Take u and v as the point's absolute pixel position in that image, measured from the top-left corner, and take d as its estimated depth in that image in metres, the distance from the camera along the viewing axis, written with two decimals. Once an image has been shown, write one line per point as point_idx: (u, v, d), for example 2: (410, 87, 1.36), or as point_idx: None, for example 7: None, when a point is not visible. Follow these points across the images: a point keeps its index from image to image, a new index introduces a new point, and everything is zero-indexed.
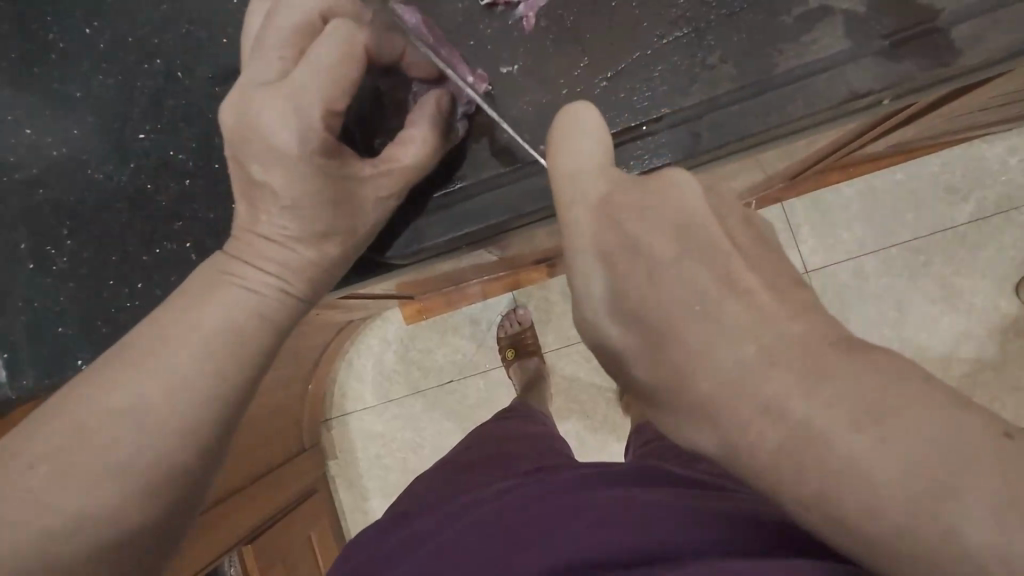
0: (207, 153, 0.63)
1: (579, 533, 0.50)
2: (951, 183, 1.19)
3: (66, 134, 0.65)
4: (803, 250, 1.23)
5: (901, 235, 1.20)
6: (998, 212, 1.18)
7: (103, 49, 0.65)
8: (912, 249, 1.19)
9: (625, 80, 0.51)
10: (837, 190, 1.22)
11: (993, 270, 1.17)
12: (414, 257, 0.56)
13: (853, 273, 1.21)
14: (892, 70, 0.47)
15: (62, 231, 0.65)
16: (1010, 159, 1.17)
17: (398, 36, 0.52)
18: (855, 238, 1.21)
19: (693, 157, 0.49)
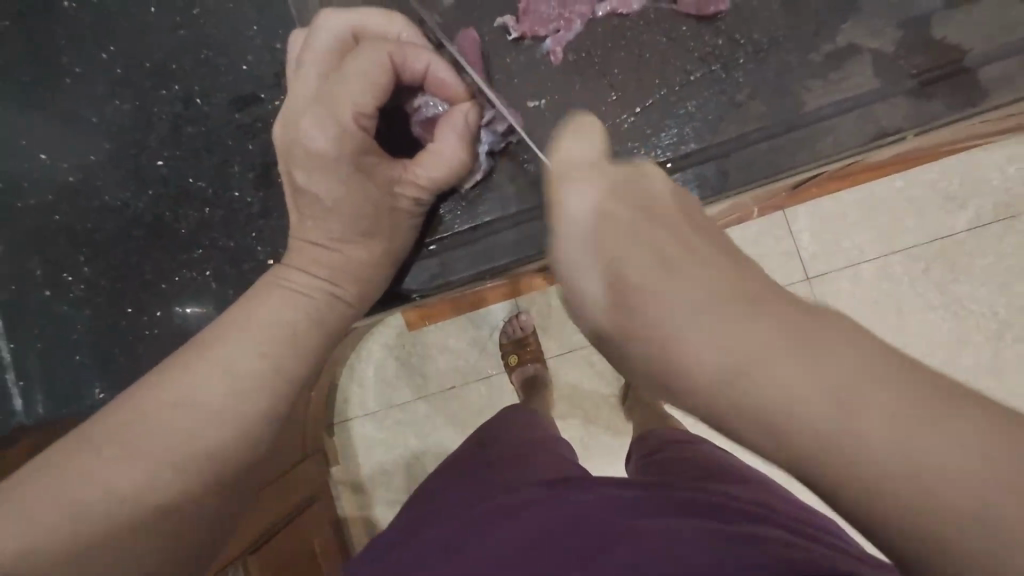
0: (226, 182, 0.62)
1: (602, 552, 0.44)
2: (950, 191, 1.18)
3: (82, 159, 0.64)
4: (804, 257, 1.21)
5: (901, 242, 1.19)
6: (995, 219, 1.17)
7: (119, 74, 0.64)
8: (912, 257, 1.19)
9: (654, 115, 0.51)
10: (838, 196, 1.20)
11: (993, 278, 1.17)
12: (440, 290, 0.55)
13: (850, 280, 1.20)
14: (920, 110, 0.48)
15: (78, 258, 0.64)
16: (1009, 168, 1.17)
17: (422, 53, 0.50)
18: (855, 246, 1.20)
19: (721, 194, 0.49)
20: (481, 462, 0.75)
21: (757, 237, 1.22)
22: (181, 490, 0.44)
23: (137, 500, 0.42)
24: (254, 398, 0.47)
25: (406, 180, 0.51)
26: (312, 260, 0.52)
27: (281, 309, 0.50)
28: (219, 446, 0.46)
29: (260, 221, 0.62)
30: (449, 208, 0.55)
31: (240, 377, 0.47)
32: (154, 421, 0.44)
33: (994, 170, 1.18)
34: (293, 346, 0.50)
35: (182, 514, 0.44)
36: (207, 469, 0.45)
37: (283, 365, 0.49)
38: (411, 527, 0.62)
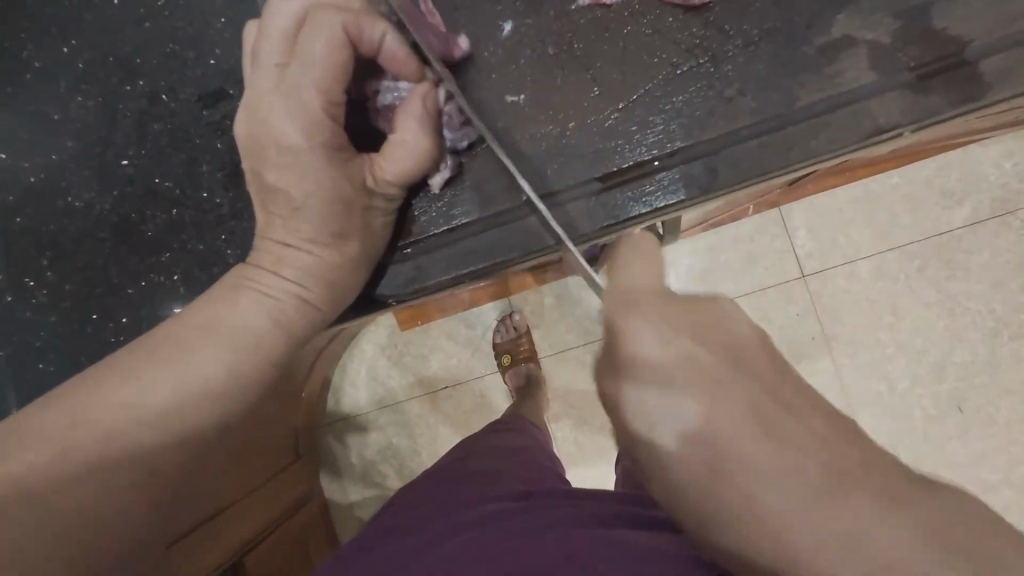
0: (194, 181, 0.60)
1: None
2: (947, 187, 1.16)
3: (44, 158, 0.61)
4: (799, 254, 1.19)
5: (897, 237, 1.17)
6: (993, 216, 1.15)
7: (81, 68, 0.61)
8: (907, 254, 1.17)
9: (639, 111, 0.48)
10: (833, 193, 1.19)
11: (989, 275, 1.15)
12: (416, 296, 0.53)
13: (846, 278, 1.18)
14: (918, 105, 0.45)
15: (42, 262, 0.61)
16: (1006, 163, 1.15)
17: (379, 22, 0.47)
18: (850, 241, 1.18)
19: (708, 195, 0.47)
20: (455, 471, 0.72)
21: (752, 236, 1.20)
22: (118, 496, 0.41)
23: (67, 509, 0.38)
24: (203, 403, 0.45)
25: (372, 175, 0.49)
26: (281, 261, 0.49)
27: (241, 310, 0.48)
28: (164, 453, 0.44)
29: (229, 222, 0.59)
30: (425, 209, 0.52)
31: (194, 380, 0.45)
32: (96, 421, 0.41)
33: (992, 165, 1.16)
34: (258, 347, 0.48)
35: (116, 524, 0.41)
36: (148, 475, 0.43)
37: (240, 369, 0.47)
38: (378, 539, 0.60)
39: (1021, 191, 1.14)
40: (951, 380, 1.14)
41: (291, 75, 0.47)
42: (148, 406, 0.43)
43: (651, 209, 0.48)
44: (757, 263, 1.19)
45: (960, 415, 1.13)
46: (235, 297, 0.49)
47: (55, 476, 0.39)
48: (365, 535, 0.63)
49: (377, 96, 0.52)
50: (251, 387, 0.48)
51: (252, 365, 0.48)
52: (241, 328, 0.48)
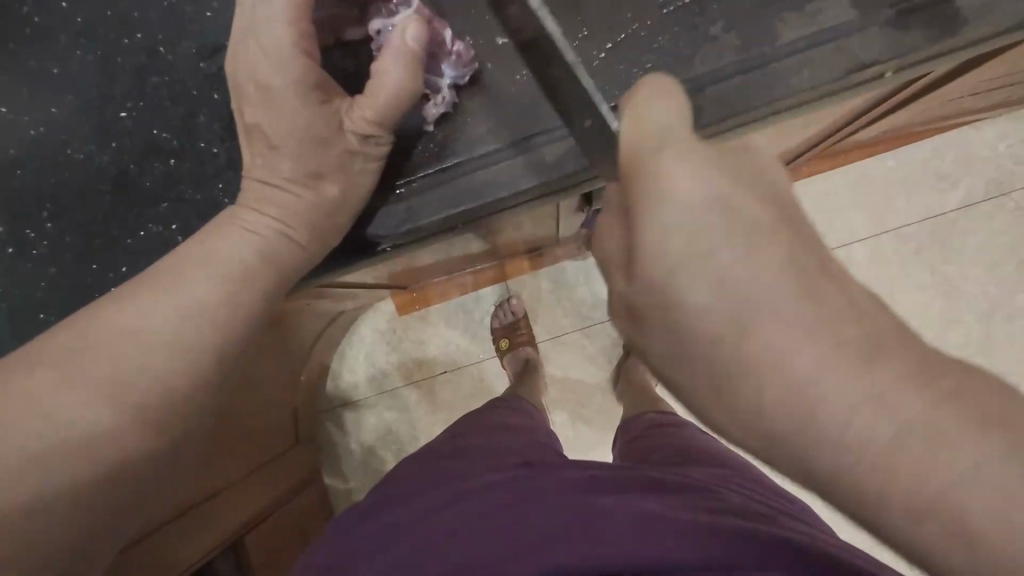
0: (192, 133, 0.61)
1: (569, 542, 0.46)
2: (941, 169, 1.18)
3: (44, 113, 0.62)
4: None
5: (892, 221, 1.18)
6: (986, 197, 1.17)
7: (80, 23, 0.62)
8: (903, 236, 1.18)
9: (625, 52, 0.50)
10: (830, 174, 1.20)
11: (983, 256, 1.16)
12: (405, 237, 0.54)
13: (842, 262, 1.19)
14: (897, 44, 0.47)
15: (42, 214, 0.62)
16: (1000, 145, 1.16)
17: None
18: (847, 225, 1.19)
19: (694, 132, 0.48)
20: (453, 447, 0.73)
21: None
22: (120, 420, 0.44)
23: (76, 429, 0.42)
24: (197, 334, 0.47)
25: (358, 115, 0.51)
26: (278, 202, 0.51)
27: (234, 244, 0.49)
28: (161, 381, 0.45)
29: (227, 172, 0.61)
30: (418, 151, 0.54)
31: (187, 309, 0.46)
32: (97, 350, 0.44)
33: (985, 147, 1.17)
34: (249, 286, 0.50)
35: (116, 447, 0.44)
36: (145, 402, 0.45)
37: (232, 303, 0.48)
38: (372, 513, 0.62)
39: (1013, 172, 1.16)
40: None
41: (291, 17, 0.49)
42: (142, 335, 0.46)
43: None
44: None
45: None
46: (226, 236, 0.50)
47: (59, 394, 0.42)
48: (364, 503, 0.65)
49: (370, 34, 0.54)
50: (245, 324, 0.50)
51: (243, 304, 0.49)
52: (232, 266, 0.49)
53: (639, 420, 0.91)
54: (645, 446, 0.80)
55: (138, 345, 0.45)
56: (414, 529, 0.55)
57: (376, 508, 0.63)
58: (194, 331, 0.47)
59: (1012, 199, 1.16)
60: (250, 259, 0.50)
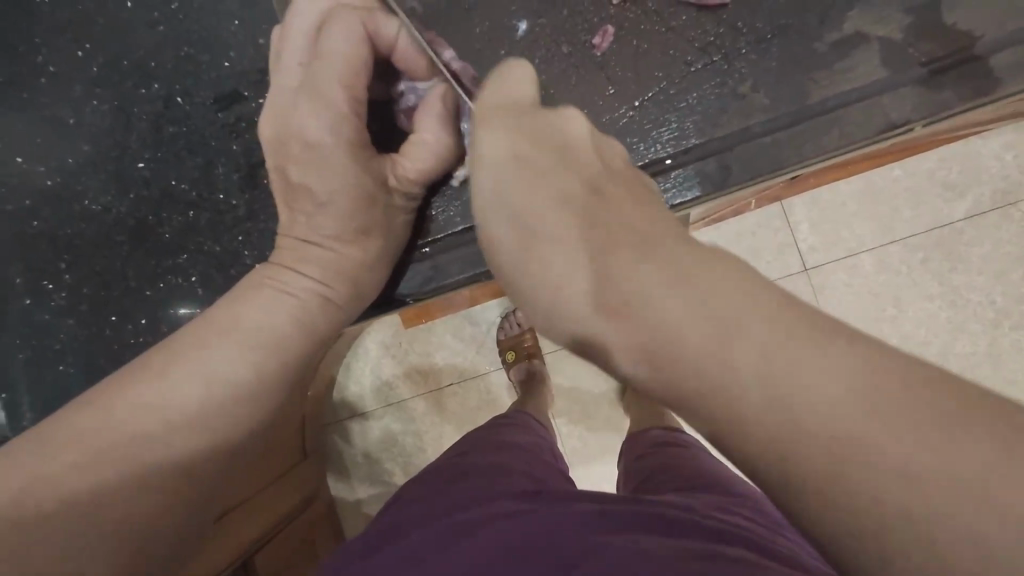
0: (210, 183, 0.60)
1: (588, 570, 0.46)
2: (948, 179, 1.17)
3: (60, 161, 0.62)
4: (801, 248, 1.19)
5: (899, 232, 1.18)
6: (992, 208, 1.16)
7: (96, 72, 0.61)
8: (910, 246, 1.17)
9: (653, 110, 0.49)
10: (835, 187, 1.19)
11: (990, 267, 1.16)
12: (433, 293, 0.54)
13: (847, 271, 1.19)
14: (930, 100, 0.46)
15: (59, 265, 0.62)
16: (1007, 155, 1.16)
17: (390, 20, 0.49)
18: (854, 235, 1.19)
19: (723, 190, 0.48)
20: (459, 467, 0.72)
21: (755, 229, 1.21)
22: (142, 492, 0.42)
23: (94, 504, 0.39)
24: (220, 397, 0.46)
25: (396, 176, 0.50)
26: (302, 258, 0.50)
27: (258, 305, 0.49)
28: (187, 446, 0.44)
29: (246, 223, 0.60)
30: (442, 209, 0.53)
31: (215, 373, 0.46)
32: (124, 422, 0.43)
33: (993, 158, 1.16)
34: (277, 344, 0.49)
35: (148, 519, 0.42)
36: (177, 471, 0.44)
37: (258, 364, 0.48)
38: (369, 541, 0.60)
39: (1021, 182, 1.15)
40: (952, 371, 1.15)
41: (316, 75, 0.49)
42: (172, 403, 0.44)
43: (668, 205, 0.49)
44: (762, 256, 1.20)
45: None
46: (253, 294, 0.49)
47: (86, 472, 0.40)
48: (372, 526, 0.64)
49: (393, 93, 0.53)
50: (272, 381, 0.49)
51: (270, 361, 0.48)
52: (259, 324, 0.48)
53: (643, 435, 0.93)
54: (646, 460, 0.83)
55: (167, 414, 0.44)
56: (425, 552, 0.54)
57: (383, 532, 0.61)
58: (225, 394, 0.46)
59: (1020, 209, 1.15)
60: (279, 316, 0.49)
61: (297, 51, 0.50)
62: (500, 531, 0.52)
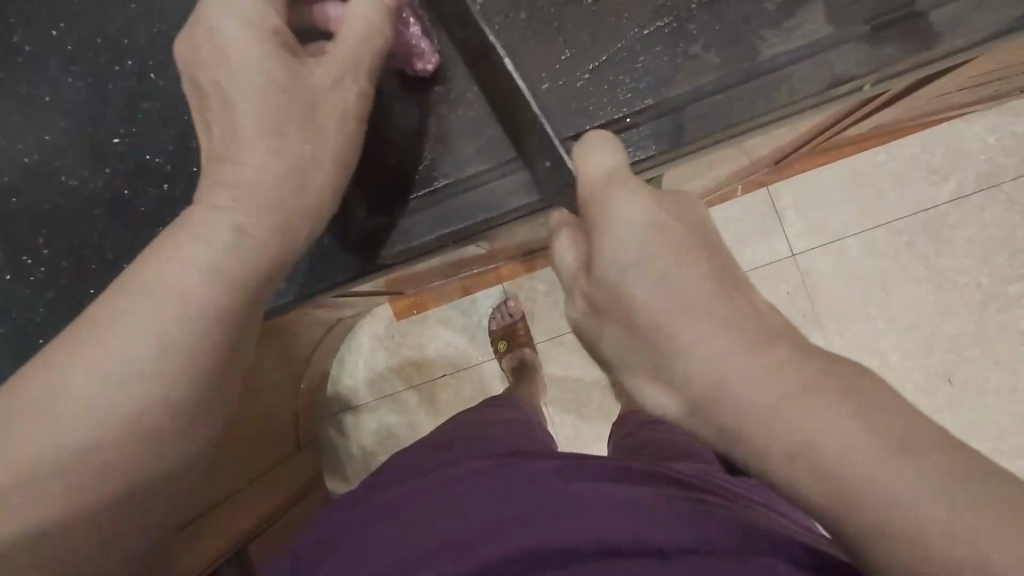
0: (184, 156, 0.61)
1: (548, 524, 0.47)
2: (933, 163, 1.20)
3: (38, 139, 0.63)
4: (788, 233, 1.22)
5: (882, 215, 1.21)
6: (978, 190, 1.19)
7: (70, 50, 0.63)
8: (895, 230, 1.20)
9: (609, 72, 0.51)
10: (820, 172, 1.22)
11: (976, 249, 1.19)
12: (399, 257, 0.55)
13: (836, 255, 1.21)
14: (874, 56, 0.48)
15: (38, 240, 0.63)
16: (990, 137, 1.19)
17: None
18: (840, 219, 1.21)
19: (677, 149, 0.49)
20: (443, 441, 0.73)
21: (739, 215, 1.24)
22: None
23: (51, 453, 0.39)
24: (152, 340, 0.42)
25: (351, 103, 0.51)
26: None
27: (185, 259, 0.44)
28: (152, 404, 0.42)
29: None
30: (404, 172, 0.55)
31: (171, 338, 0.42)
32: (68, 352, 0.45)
33: (977, 140, 1.20)
34: None
35: None
36: None
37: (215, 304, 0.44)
38: (355, 499, 0.62)
39: (1004, 164, 1.18)
40: (940, 354, 1.17)
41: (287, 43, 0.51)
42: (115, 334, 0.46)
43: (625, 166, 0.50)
44: (747, 244, 1.23)
45: (950, 385, 1.17)
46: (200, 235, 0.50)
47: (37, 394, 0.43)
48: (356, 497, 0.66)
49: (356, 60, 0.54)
50: None
51: None
52: None
53: (631, 416, 0.93)
54: (637, 439, 0.84)
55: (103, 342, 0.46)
56: (403, 509, 0.55)
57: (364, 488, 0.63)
58: None
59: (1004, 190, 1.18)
60: None
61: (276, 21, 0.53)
62: (466, 492, 0.54)
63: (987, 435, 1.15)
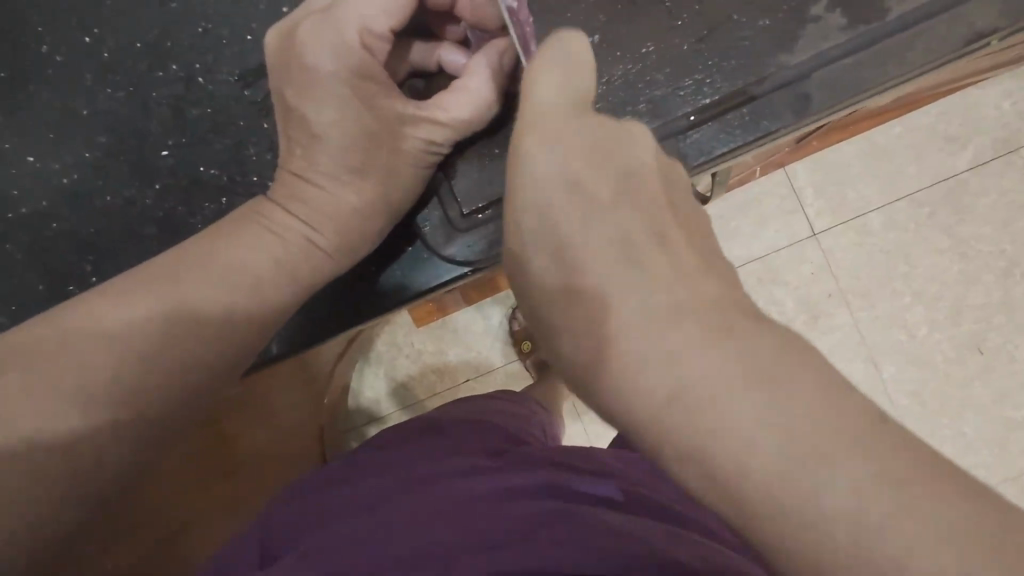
0: (241, 166, 0.56)
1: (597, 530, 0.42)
2: (949, 132, 1.16)
3: (75, 157, 0.58)
4: (809, 213, 1.18)
5: (904, 187, 1.17)
6: (995, 156, 1.16)
7: (107, 57, 0.57)
8: (917, 202, 1.17)
9: (722, 39, 0.46)
10: (838, 148, 1.18)
11: (997, 216, 1.16)
12: (494, 259, 0.51)
13: (856, 231, 1.17)
14: (1014, 7, 0.44)
15: (85, 268, 0.57)
16: (1005, 103, 1.15)
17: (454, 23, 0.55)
18: (859, 195, 1.18)
19: (802, 121, 0.45)
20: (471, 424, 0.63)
21: (762, 195, 1.19)
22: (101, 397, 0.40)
23: (57, 399, 0.39)
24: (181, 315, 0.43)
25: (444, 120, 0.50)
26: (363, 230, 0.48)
27: (251, 247, 0.47)
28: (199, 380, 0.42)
29: None
30: (497, 168, 0.52)
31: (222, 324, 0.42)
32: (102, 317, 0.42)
33: (992, 107, 1.16)
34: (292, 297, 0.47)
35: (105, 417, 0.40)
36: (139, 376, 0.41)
37: (254, 280, 0.46)
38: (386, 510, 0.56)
39: (1020, 129, 1.15)
40: (968, 324, 1.15)
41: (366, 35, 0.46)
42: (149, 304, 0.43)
43: (745, 142, 0.46)
44: (769, 223, 1.18)
45: (980, 354, 1.15)
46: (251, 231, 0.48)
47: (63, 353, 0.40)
48: None
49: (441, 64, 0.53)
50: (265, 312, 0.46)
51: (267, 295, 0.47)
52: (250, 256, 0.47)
53: None
54: None
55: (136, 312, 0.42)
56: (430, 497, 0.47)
57: None
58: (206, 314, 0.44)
59: (1021, 156, 1.15)
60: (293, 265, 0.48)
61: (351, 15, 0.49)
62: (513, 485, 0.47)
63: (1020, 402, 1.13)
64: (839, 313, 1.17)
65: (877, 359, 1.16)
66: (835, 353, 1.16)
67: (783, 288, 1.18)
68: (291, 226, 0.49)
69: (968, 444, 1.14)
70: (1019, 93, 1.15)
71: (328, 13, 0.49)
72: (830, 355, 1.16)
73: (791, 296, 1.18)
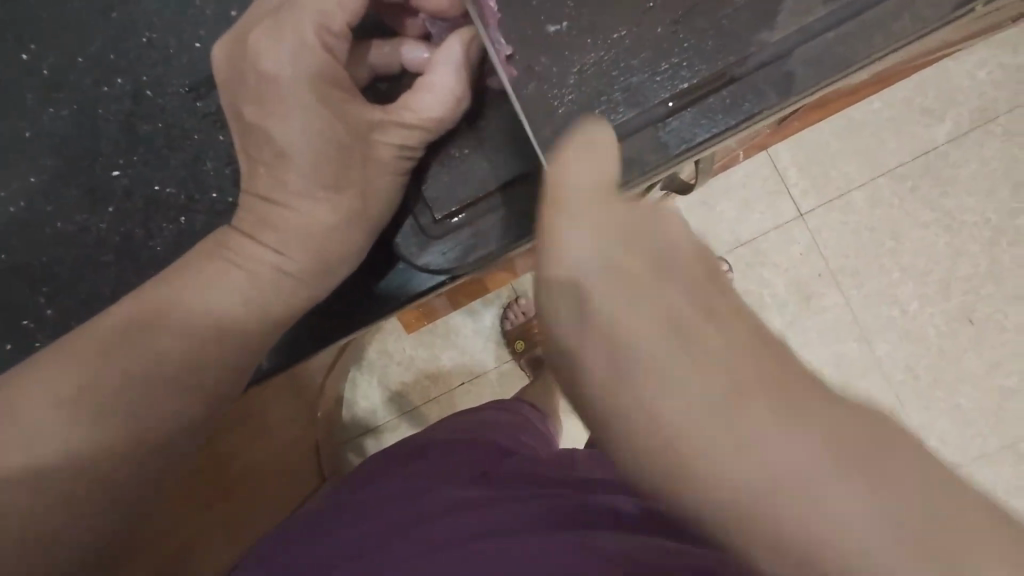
0: (200, 183, 0.53)
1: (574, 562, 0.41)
2: (926, 105, 1.15)
3: (23, 183, 0.54)
4: (793, 194, 1.16)
5: (884, 163, 1.16)
6: (972, 127, 1.15)
7: (48, 74, 0.54)
8: (898, 176, 1.15)
9: (699, 20, 0.44)
10: (817, 128, 1.16)
11: (979, 185, 1.15)
12: (471, 266, 0.48)
13: (841, 210, 1.16)
14: None
15: (39, 301, 0.54)
16: (980, 72, 1.14)
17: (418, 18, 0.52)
18: (842, 173, 1.16)
19: (788, 101, 0.43)
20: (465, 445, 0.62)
21: (745, 178, 1.17)
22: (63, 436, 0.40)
23: (21, 451, 0.40)
24: (143, 367, 0.42)
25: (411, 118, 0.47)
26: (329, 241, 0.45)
27: (210, 281, 0.45)
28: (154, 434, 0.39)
29: None
30: (471, 169, 0.49)
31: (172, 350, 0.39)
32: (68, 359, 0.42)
33: (968, 76, 1.15)
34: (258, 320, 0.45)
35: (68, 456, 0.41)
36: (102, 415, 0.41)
37: (212, 314, 0.45)
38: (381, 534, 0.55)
39: (997, 98, 1.14)
40: (957, 296, 1.14)
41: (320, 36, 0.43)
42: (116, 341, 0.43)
43: (727, 128, 0.44)
44: (754, 207, 1.17)
45: (971, 325, 1.14)
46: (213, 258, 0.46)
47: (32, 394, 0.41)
48: None
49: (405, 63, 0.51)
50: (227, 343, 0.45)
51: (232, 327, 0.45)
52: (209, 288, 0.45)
53: None
54: None
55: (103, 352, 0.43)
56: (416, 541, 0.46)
57: None
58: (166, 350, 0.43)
59: (1000, 124, 1.14)
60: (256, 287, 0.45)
61: (301, 15, 0.46)
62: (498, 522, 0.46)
63: (1013, 369, 1.13)
64: (829, 293, 1.15)
65: (870, 337, 1.15)
66: (826, 333, 1.15)
67: (771, 271, 1.16)
68: (256, 244, 0.46)
69: (965, 415, 1.13)
70: (994, 62, 1.13)
71: (277, 16, 0.46)
72: (822, 335, 1.15)
73: (780, 277, 1.16)
